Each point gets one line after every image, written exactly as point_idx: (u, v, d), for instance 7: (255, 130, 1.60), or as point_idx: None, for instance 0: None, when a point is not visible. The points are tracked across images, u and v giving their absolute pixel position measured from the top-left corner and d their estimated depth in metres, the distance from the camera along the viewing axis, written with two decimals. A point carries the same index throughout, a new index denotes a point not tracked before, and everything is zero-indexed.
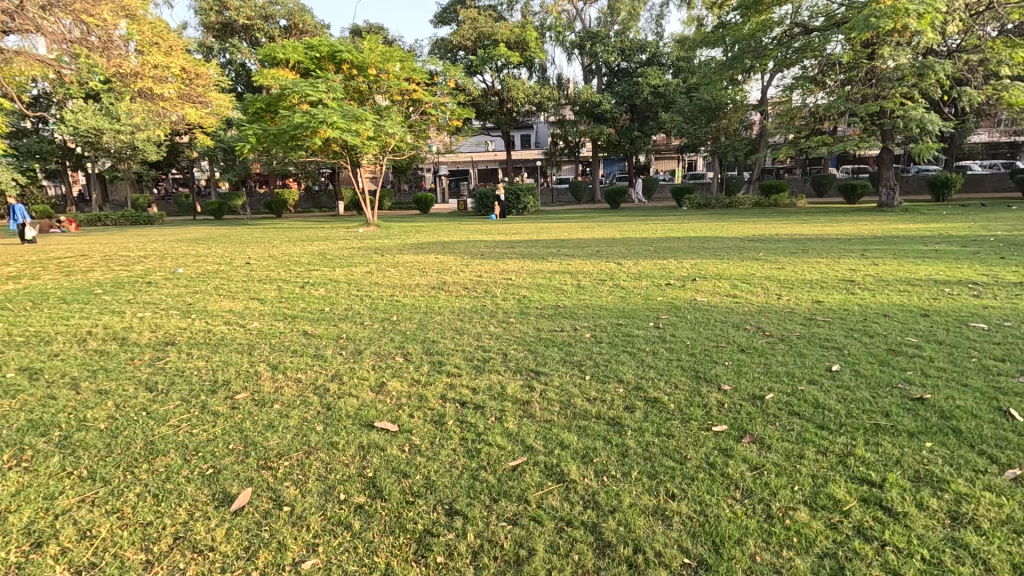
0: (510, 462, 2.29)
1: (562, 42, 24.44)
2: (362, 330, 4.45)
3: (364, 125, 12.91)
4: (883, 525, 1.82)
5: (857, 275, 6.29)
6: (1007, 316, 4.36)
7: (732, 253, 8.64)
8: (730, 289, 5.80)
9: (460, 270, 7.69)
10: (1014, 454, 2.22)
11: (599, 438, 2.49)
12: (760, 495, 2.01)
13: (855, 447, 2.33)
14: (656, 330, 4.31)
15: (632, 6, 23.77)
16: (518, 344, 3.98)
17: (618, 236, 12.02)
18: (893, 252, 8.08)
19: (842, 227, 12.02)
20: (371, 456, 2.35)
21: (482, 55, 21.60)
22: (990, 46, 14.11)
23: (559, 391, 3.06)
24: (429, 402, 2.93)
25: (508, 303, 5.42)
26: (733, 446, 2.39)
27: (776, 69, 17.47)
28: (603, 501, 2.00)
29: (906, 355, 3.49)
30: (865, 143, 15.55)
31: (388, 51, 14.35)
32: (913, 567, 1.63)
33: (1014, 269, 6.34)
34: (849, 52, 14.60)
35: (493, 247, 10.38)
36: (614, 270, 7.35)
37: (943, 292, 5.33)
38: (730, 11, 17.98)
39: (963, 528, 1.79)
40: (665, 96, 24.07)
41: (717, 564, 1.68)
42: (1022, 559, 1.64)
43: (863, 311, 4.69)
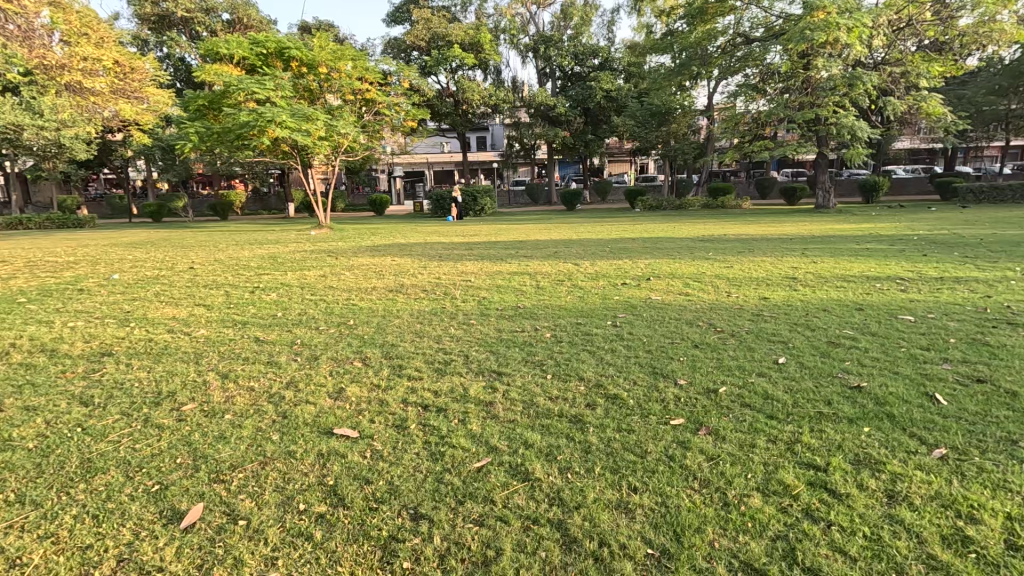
0: (475, 463, 2.28)
1: (515, 45, 24.61)
2: (318, 335, 4.32)
3: (315, 125, 12.56)
4: (828, 507, 1.94)
5: (798, 273, 6.66)
6: (929, 308, 4.74)
7: (684, 252, 8.97)
8: (683, 288, 6.01)
9: (418, 272, 7.61)
10: (940, 435, 2.42)
11: (561, 436, 2.52)
12: (717, 484, 2.09)
13: (802, 434, 2.47)
14: (614, 329, 4.41)
15: (584, 11, 24.20)
16: (479, 345, 3.99)
17: (575, 236, 12.22)
18: (829, 250, 8.61)
19: (783, 228, 12.72)
20: (330, 464, 2.29)
21: (436, 56, 21.46)
22: (910, 60, 15.27)
23: (521, 390, 3.08)
24: (390, 406, 2.89)
25: (469, 304, 5.42)
26: (690, 438, 2.47)
27: (720, 77, 18.31)
28: (568, 497, 2.03)
29: (844, 347, 3.73)
30: (803, 148, 16.56)
31: (339, 49, 14.01)
32: (856, 544, 1.74)
33: (935, 265, 6.89)
34: (787, 62, 15.48)
35: (451, 249, 10.31)
36: (572, 270, 7.47)
37: (872, 287, 5.74)
38: (678, 19, 18.62)
39: (898, 505, 1.93)
40: (617, 100, 24.67)
41: (678, 552, 1.74)
42: (950, 531, 1.78)
43: (805, 306, 4.97)
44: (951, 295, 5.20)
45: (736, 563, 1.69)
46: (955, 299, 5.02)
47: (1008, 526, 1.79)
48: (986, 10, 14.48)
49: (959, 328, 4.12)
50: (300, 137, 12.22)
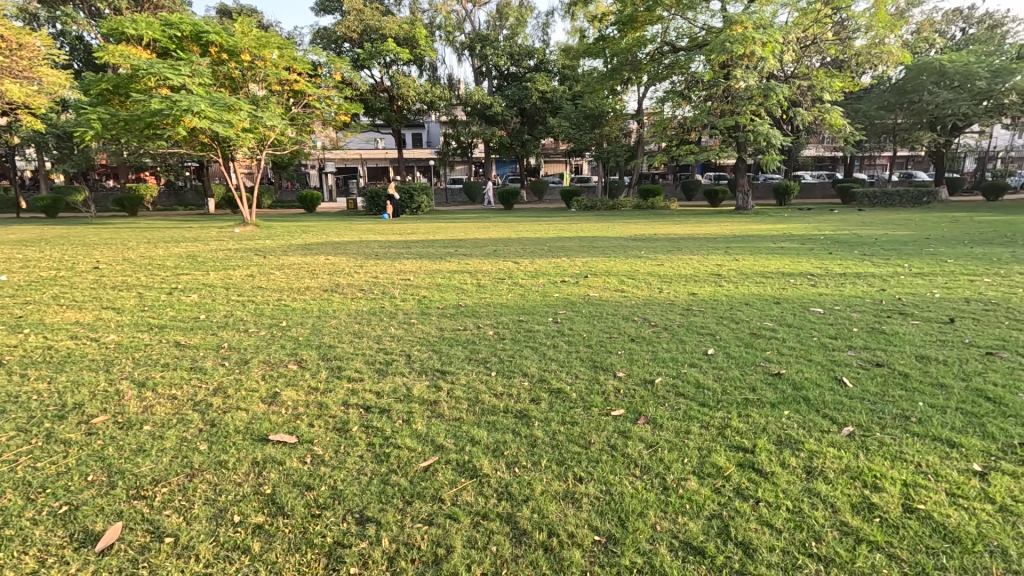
0: (421, 463, 2.25)
1: (451, 42, 24.42)
2: (248, 337, 4.08)
3: (238, 116, 11.80)
4: (756, 485, 2.09)
5: (722, 270, 7.11)
6: (836, 301, 5.21)
7: (619, 251, 9.28)
8: (618, 285, 6.23)
9: (354, 271, 7.36)
10: (848, 415, 2.67)
11: (508, 431, 2.54)
12: (656, 471, 2.19)
13: (732, 419, 2.64)
14: (555, 325, 4.51)
15: (519, 12, 24.37)
16: (422, 344, 3.93)
17: (514, 235, 12.28)
18: (749, 249, 9.23)
19: (709, 228, 13.53)
20: (267, 472, 2.17)
21: (369, 49, 20.84)
22: (815, 75, 16.67)
23: (465, 389, 3.07)
24: (330, 409, 2.78)
25: (408, 303, 5.32)
26: (630, 427, 2.57)
27: (650, 83, 19.22)
28: (517, 491, 2.05)
29: (765, 338, 4.03)
30: (724, 153, 17.78)
31: (263, 37, 13.23)
32: (781, 518, 1.88)
33: (839, 262, 7.57)
34: (709, 72, 16.41)
35: (388, 247, 10.06)
36: (512, 269, 7.51)
37: (787, 282, 6.23)
38: (609, 25, 19.22)
39: (815, 479, 2.11)
40: (552, 101, 25.10)
41: (624, 537, 1.80)
42: (860, 499, 1.98)
43: (730, 301, 5.30)
44: (853, 289, 5.76)
45: (677, 543, 1.77)
46: (857, 293, 5.57)
47: (905, 492, 2.02)
48: (878, 33, 16.05)
49: (860, 318, 4.57)
50: (221, 129, 11.43)
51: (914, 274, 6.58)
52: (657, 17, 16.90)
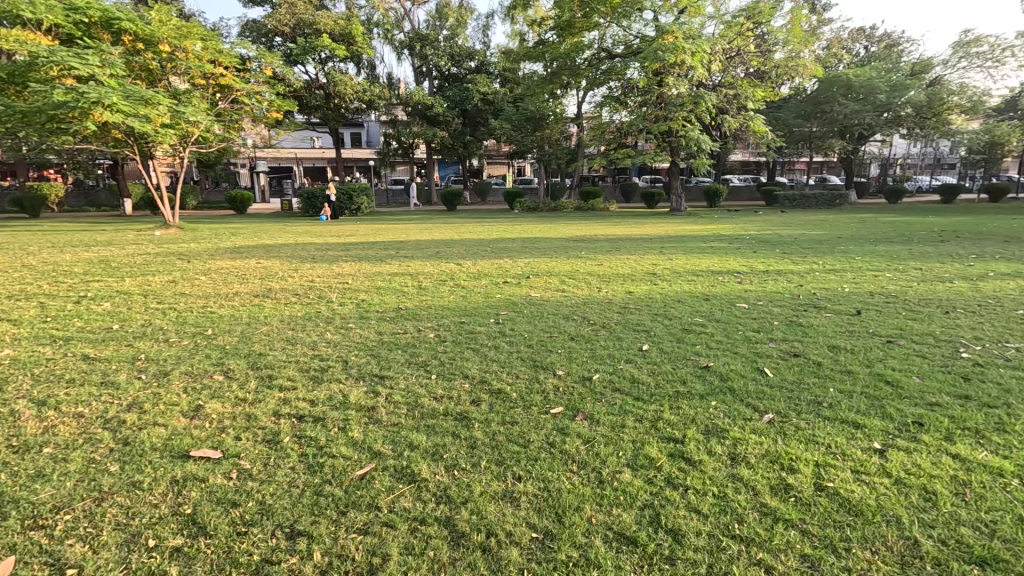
0: (357, 471, 2.19)
1: (390, 40, 23.94)
2: (168, 347, 3.81)
3: (156, 110, 11.00)
4: (686, 473, 2.19)
5: (657, 269, 7.40)
6: (759, 297, 5.56)
7: (559, 251, 9.48)
8: (559, 285, 6.34)
9: (289, 275, 7.07)
10: (768, 403, 2.86)
11: (447, 434, 2.52)
12: (593, 465, 2.25)
13: (663, 412, 2.76)
14: (496, 325, 4.52)
15: (459, 13, 24.26)
16: (360, 349, 3.82)
17: (457, 237, 12.22)
18: (682, 249, 9.67)
19: (646, 228, 14.10)
20: (188, 491, 2.03)
21: (303, 44, 20.05)
22: (740, 84, 17.70)
23: (405, 393, 3.02)
24: (260, 420, 2.65)
25: (347, 307, 5.17)
26: (568, 424, 2.63)
27: (588, 87, 19.75)
28: (455, 494, 2.04)
29: (695, 333, 4.24)
30: (658, 157, 18.63)
31: (184, 27, 12.40)
32: (707, 503, 1.98)
33: (763, 260, 8.09)
34: (644, 78, 17.06)
35: (325, 250, 9.71)
36: (454, 270, 7.45)
37: (716, 280, 6.58)
38: (548, 30, 19.53)
39: (738, 465, 2.25)
40: (494, 103, 25.22)
41: (561, 533, 1.83)
42: (778, 481, 2.12)
43: (664, 299, 5.53)
44: (775, 285, 6.18)
45: (611, 534, 1.83)
46: (778, 288, 5.98)
47: (817, 472, 2.18)
48: (793, 47, 17.30)
49: (781, 312, 4.90)
50: (137, 124, 10.61)
51: (827, 270, 7.15)
52: (593, 24, 17.33)
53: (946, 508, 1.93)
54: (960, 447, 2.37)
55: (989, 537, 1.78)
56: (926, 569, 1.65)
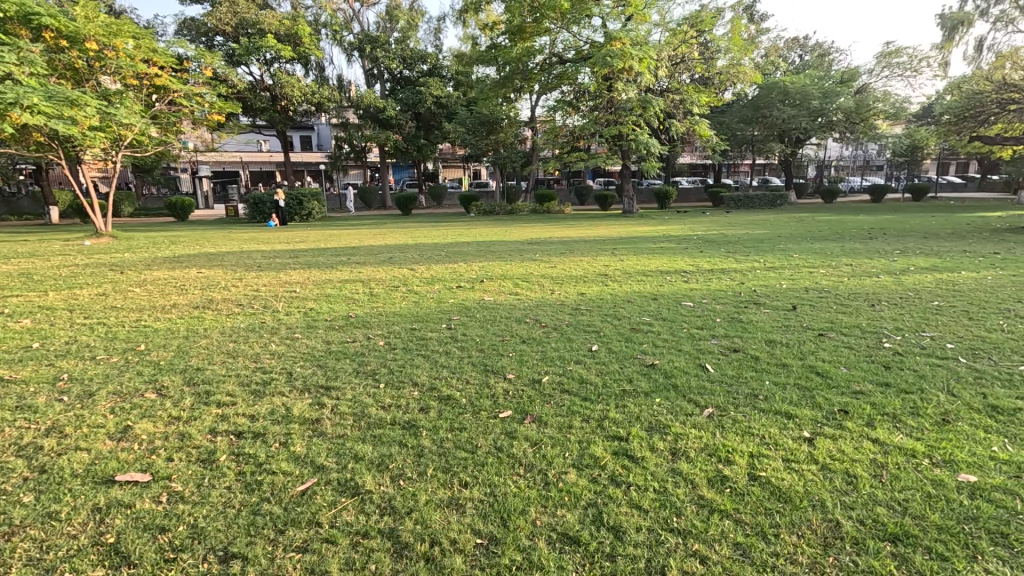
0: (298, 487, 2.13)
1: (338, 41, 23.43)
2: (95, 366, 3.57)
3: (83, 112, 10.29)
4: (629, 470, 2.24)
5: (608, 270, 7.56)
6: (704, 295, 5.77)
7: (514, 254, 9.53)
8: (513, 288, 6.37)
9: (232, 284, 6.79)
10: (709, 398, 2.97)
11: (394, 444, 2.48)
12: (540, 467, 2.28)
13: (610, 411, 2.82)
14: (448, 331, 4.50)
15: (410, 16, 24.01)
16: (306, 360, 3.71)
17: (411, 241, 12.07)
18: (633, 249, 9.93)
19: (599, 230, 14.40)
20: (111, 518, 1.92)
21: (246, 44, 19.31)
22: (686, 90, 18.29)
23: (352, 403, 2.95)
24: (194, 439, 2.53)
25: (293, 316, 5.02)
26: (517, 427, 2.65)
27: (541, 91, 20.02)
28: (400, 504, 2.01)
29: (643, 332, 4.36)
30: (610, 160, 19.11)
31: (114, 24, 11.69)
32: (648, 499, 2.04)
33: (709, 259, 8.40)
34: (594, 84, 17.41)
35: (272, 257, 9.38)
36: (407, 276, 7.36)
37: (664, 279, 6.79)
38: (499, 34, 19.60)
39: (678, 459, 2.33)
40: (447, 107, 25.13)
41: (505, 536, 1.85)
42: (715, 474, 2.21)
43: (614, 299, 5.66)
44: (718, 283, 6.44)
45: (555, 535, 1.85)
46: (721, 286, 6.24)
47: (750, 463, 2.28)
48: (734, 54, 18.08)
49: (723, 309, 5.12)
50: (61, 126, 9.90)
51: (767, 267, 7.52)
52: (544, 29, 17.52)
53: (865, 490, 2.07)
54: (879, 431, 2.54)
55: (901, 514, 1.92)
56: (846, 548, 1.76)
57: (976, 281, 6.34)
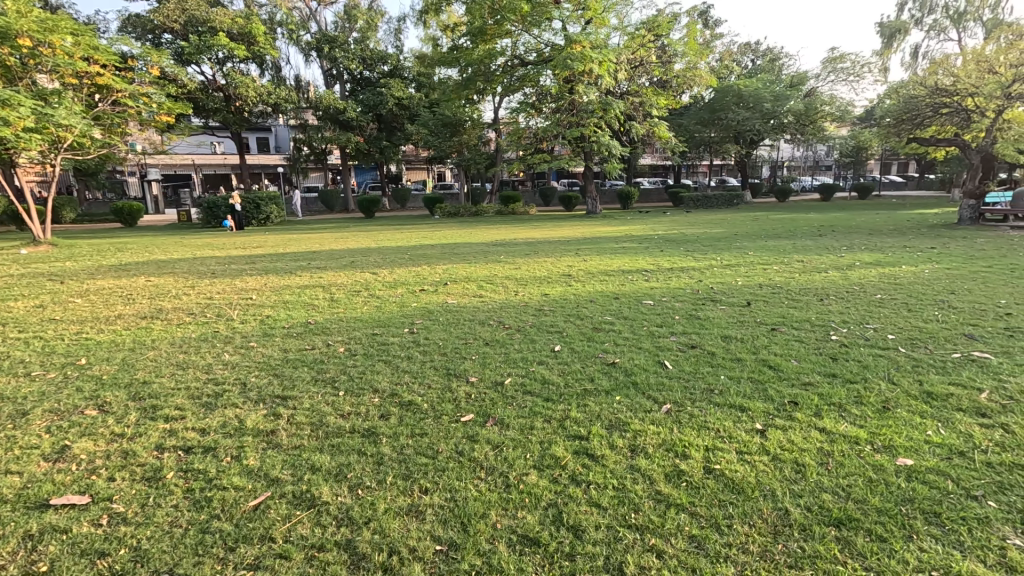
0: (251, 501, 2.06)
1: (295, 40, 22.86)
2: (30, 382, 3.36)
3: (16, 112, 9.65)
4: (589, 469, 2.27)
5: (571, 270, 7.63)
6: (664, 293, 5.90)
7: (478, 256, 9.50)
8: (477, 290, 6.35)
9: (184, 292, 6.52)
10: (667, 394, 3.04)
11: (353, 452, 2.43)
12: (500, 470, 2.27)
13: (571, 410, 2.85)
14: (410, 335, 4.44)
15: (369, 15, 23.64)
16: (261, 369, 3.59)
17: (374, 245, 11.85)
18: (597, 250, 10.07)
19: (564, 231, 14.55)
20: (43, 546, 1.81)
21: (196, 42, 18.58)
22: (645, 92, 18.67)
23: (309, 412, 2.88)
24: (139, 456, 2.41)
25: (249, 324, 4.85)
26: (478, 430, 2.64)
27: (503, 93, 20.06)
28: (358, 514, 1.97)
29: (604, 331, 4.42)
30: (572, 162, 19.32)
31: (50, 20, 11.03)
32: (607, 496, 2.07)
33: (669, 258, 8.59)
34: (556, 86, 17.58)
35: (227, 264, 9.04)
36: (370, 280, 7.22)
37: (626, 279, 6.90)
38: (461, 36, 19.52)
39: (637, 456, 2.37)
40: (409, 108, 24.89)
41: (465, 542, 1.83)
42: (672, 468, 2.26)
43: (576, 299, 5.73)
44: (678, 281, 6.61)
45: (515, 537, 1.85)
46: (681, 284, 6.39)
47: (705, 457, 2.35)
48: (690, 58, 18.62)
49: (682, 306, 5.26)
50: None
51: (724, 265, 7.76)
52: (506, 31, 17.55)
53: (813, 478, 2.15)
54: (826, 421, 2.65)
55: (845, 499, 2.01)
56: (793, 535, 1.83)
57: (915, 274, 6.71)
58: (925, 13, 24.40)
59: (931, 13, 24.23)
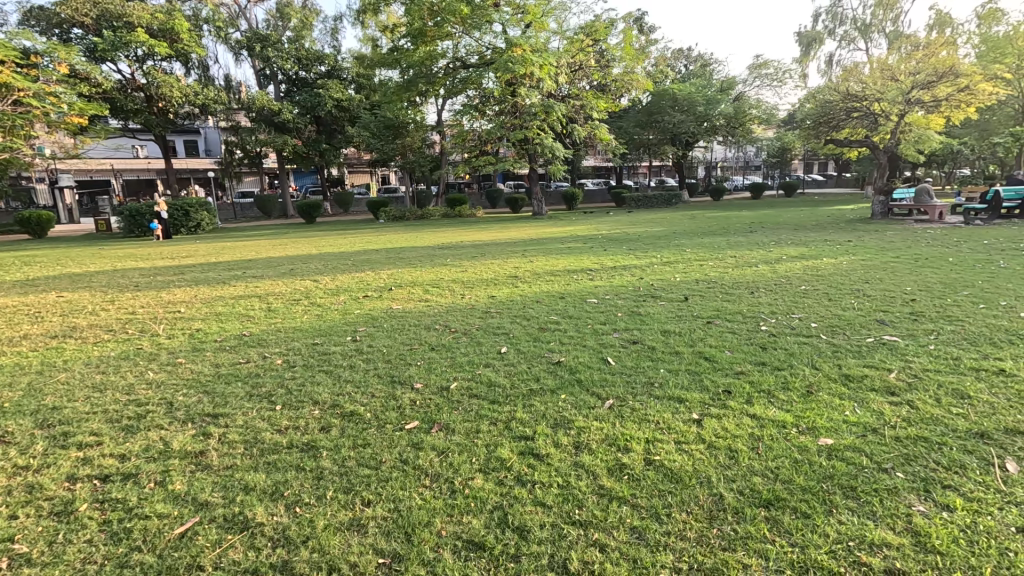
0: (178, 528, 1.93)
1: (223, 38, 21.73)
2: None
3: None
4: (535, 469, 2.28)
5: (518, 271, 7.69)
6: (607, 291, 6.05)
7: (424, 260, 9.39)
8: (423, 294, 6.26)
9: (102, 308, 6.02)
10: (611, 390, 3.10)
11: (290, 469, 2.33)
12: (446, 475, 2.25)
13: (517, 411, 2.86)
14: (353, 343, 4.31)
15: (304, 14, 22.82)
16: (189, 387, 3.37)
17: (316, 251, 11.44)
18: (543, 250, 10.19)
19: (510, 232, 14.64)
20: None
21: (111, 38, 17.26)
22: (585, 96, 19.10)
23: (243, 429, 2.73)
24: (47, 490, 2.20)
25: (176, 339, 4.55)
26: (423, 438, 2.59)
27: (446, 95, 19.95)
28: (295, 533, 1.89)
29: (550, 331, 4.47)
30: (517, 164, 19.48)
31: None
32: (552, 494, 2.09)
33: (613, 257, 8.83)
34: (499, 89, 17.67)
35: (152, 275, 8.46)
36: (310, 288, 6.97)
37: (572, 278, 7.00)
38: (401, 37, 19.22)
39: (581, 452, 2.41)
40: (349, 110, 24.25)
41: (409, 552, 1.80)
42: (615, 463, 2.31)
43: (523, 300, 5.78)
44: (620, 279, 6.79)
45: (460, 543, 1.83)
46: (623, 282, 6.58)
47: (646, 449, 2.42)
48: (627, 63, 19.21)
49: (624, 303, 5.41)
50: None
51: (663, 262, 8.07)
52: (446, 33, 17.42)
53: (744, 462, 2.27)
54: (756, 407, 2.80)
55: (774, 481, 2.13)
56: (727, 518, 1.92)
57: (834, 266, 7.23)
58: (837, 25, 26.40)
59: (842, 24, 26.21)
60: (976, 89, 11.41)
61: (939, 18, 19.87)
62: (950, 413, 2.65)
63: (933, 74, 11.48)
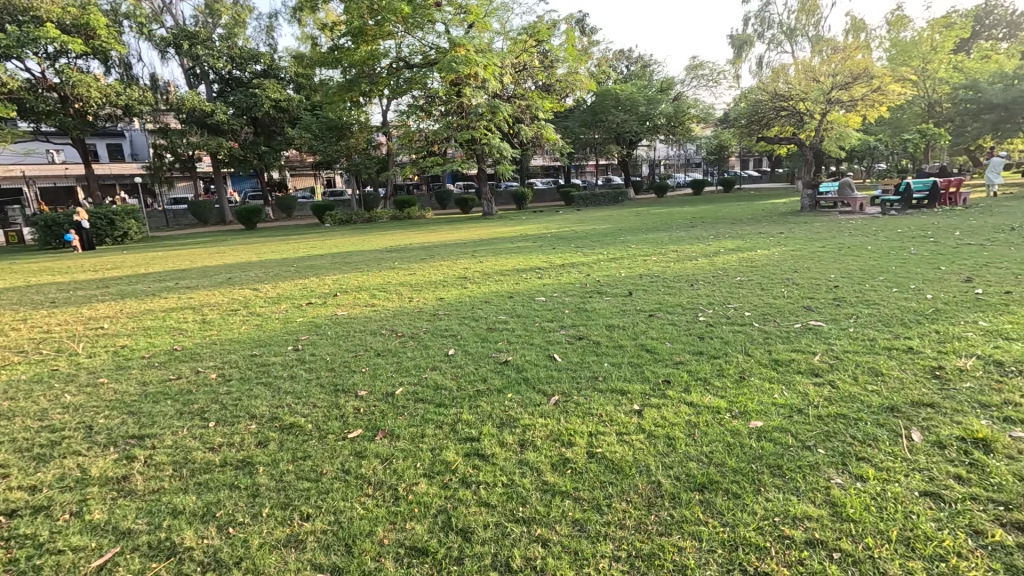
0: (97, 561, 1.80)
1: (146, 35, 20.41)
2: None
3: None
4: (480, 470, 2.28)
5: (468, 272, 7.67)
6: (555, 289, 6.13)
7: (372, 264, 9.20)
8: (369, 299, 6.13)
9: (11, 328, 5.51)
10: (556, 386, 3.15)
11: (224, 488, 2.22)
12: (389, 482, 2.21)
13: (463, 413, 2.85)
14: (294, 353, 4.17)
15: (235, 11, 21.77)
16: (113, 408, 3.15)
17: (257, 258, 10.95)
18: (493, 250, 10.21)
19: (460, 233, 14.55)
20: None
21: (15, 34, 15.83)
22: (530, 96, 19.23)
23: (172, 450, 2.57)
24: None
25: (98, 358, 4.23)
26: (367, 446, 2.54)
27: (390, 95, 19.57)
28: (228, 554, 1.81)
29: (498, 331, 4.48)
30: (466, 164, 19.41)
31: None
32: (497, 494, 2.09)
33: (562, 255, 8.95)
34: (444, 89, 17.54)
35: (71, 290, 7.83)
36: (249, 297, 6.66)
37: (520, 278, 7.04)
38: (341, 35, 18.70)
39: (526, 450, 2.43)
40: (289, 111, 23.37)
41: (350, 564, 1.75)
42: (559, 458, 2.34)
43: (472, 301, 5.76)
44: (568, 276, 6.89)
45: (403, 550, 1.81)
46: (571, 279, 6.69)
47: (590, 442, 2.47)
48: (571, 63, 19.52)
49: (571, 301, 5.50)
50: None
51: (610, 258, 8.28)
52: (387, 33, 17.10)
53: (681, 449, 2.36)
54: (693, 395, 2.92)
55: (707, 465, 2.23)
56: (664, 504, 1.99)
57: (768, 257, 7.64)
58: (765, 28, 27.91)
59: (769, 28, 27.75)
60: (886, 90, 12.35)
61: (855, 23, 21.37)
62: (866, 390, 2.87)
63: (849, 75, 12.33)
